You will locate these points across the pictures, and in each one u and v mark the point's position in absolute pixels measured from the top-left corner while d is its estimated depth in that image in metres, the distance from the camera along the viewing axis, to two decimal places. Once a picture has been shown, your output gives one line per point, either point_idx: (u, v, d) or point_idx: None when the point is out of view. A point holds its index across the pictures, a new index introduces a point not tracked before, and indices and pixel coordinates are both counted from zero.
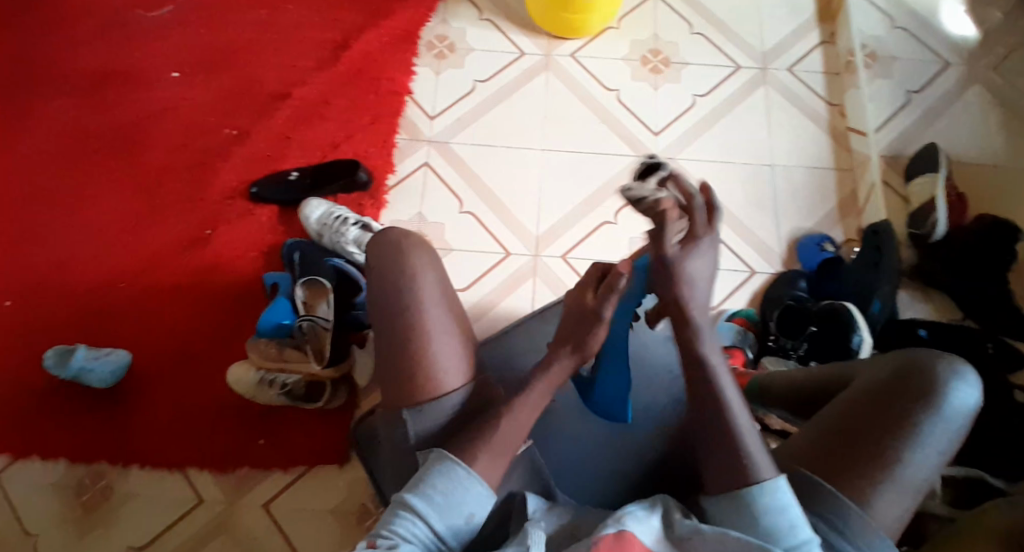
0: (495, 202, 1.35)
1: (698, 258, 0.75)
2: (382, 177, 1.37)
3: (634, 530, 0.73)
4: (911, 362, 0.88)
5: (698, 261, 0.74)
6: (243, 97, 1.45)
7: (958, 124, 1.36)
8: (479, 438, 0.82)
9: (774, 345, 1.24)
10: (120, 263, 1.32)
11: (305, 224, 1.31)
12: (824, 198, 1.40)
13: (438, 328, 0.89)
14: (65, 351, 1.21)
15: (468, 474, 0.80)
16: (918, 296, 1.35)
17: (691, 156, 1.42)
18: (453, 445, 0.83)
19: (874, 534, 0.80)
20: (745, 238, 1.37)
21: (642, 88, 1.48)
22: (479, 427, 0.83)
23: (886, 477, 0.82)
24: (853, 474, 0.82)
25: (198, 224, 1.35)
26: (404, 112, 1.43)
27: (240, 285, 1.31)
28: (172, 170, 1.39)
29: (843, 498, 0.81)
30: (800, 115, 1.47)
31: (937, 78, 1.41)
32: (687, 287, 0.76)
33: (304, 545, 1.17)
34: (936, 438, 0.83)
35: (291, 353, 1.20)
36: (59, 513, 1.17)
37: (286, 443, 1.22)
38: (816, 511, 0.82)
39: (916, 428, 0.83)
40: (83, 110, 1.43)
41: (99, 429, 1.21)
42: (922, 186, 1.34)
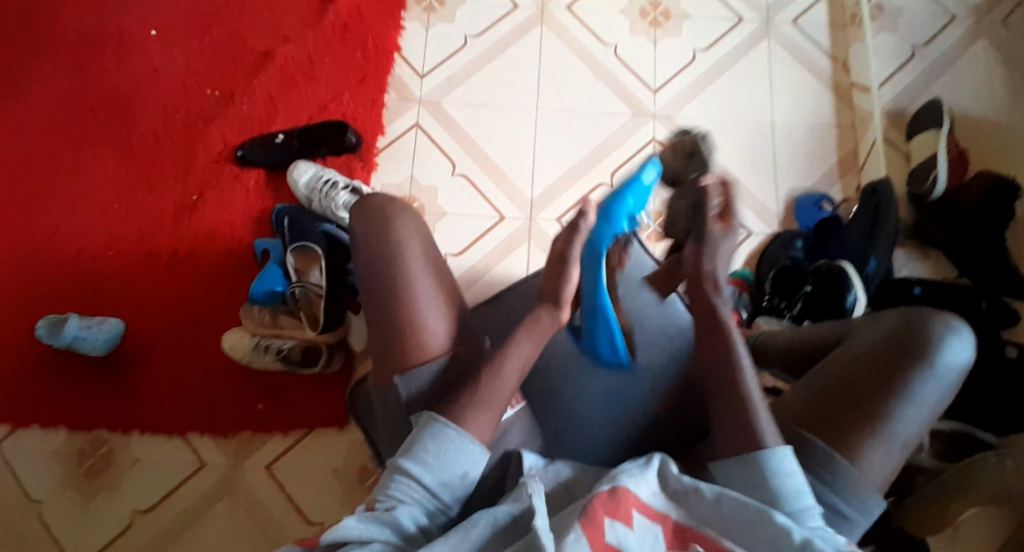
0: (488, 164, 1.34)
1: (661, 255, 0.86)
2: (372, 139, 1.36)
3: (629, 485, 0.73)
4: (906, 319, 0.87)
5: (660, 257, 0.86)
6: (227, 57, 1.41)
7: (958, 83, 1.39)
8: (470, 397, 0.80)
9: (769, 305, 1.25)
10: (110, 231, 1.31)
11: (294, 189, 1.30)
12: (824, 155, 1.37)
13: (424, 294, 0.88)
14: (57, 320, 1.23)
15: (459, 434, 0.78)
16: (915, 256, 1.33)
17: (689, 115, 1.39)
18: (442, 406, 0.80)
19: (862, 486, 0.80)
20: (742, 197, 1.35)
21: (640, 43, 1.44)
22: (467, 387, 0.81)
23: (875, 431, 0.81)
24: (843, 428, 0.82)
25: (188, 190, 1.34)
26: (393, 71, 1.41)
27: (230, 251, 1.30)
28: (159, 135, 1.37)
29: (832, 450, 0.81)
30: (802, 70, 1.43)
31: (939, 37, 1.43)
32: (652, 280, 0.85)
33: (308, 505, 1.18)
34: (927, 394, 0.82)
35: (285, 320, 1.22)
36: (61, 480, 1.19)
37: (284, 408, 1.22)
38: (804, 463, 0.81)
39: (908, 383, 0.82)
40: (65, 75, 1.41)
41: (95, 397, 1.22)
42: (923, 143, 1.32)
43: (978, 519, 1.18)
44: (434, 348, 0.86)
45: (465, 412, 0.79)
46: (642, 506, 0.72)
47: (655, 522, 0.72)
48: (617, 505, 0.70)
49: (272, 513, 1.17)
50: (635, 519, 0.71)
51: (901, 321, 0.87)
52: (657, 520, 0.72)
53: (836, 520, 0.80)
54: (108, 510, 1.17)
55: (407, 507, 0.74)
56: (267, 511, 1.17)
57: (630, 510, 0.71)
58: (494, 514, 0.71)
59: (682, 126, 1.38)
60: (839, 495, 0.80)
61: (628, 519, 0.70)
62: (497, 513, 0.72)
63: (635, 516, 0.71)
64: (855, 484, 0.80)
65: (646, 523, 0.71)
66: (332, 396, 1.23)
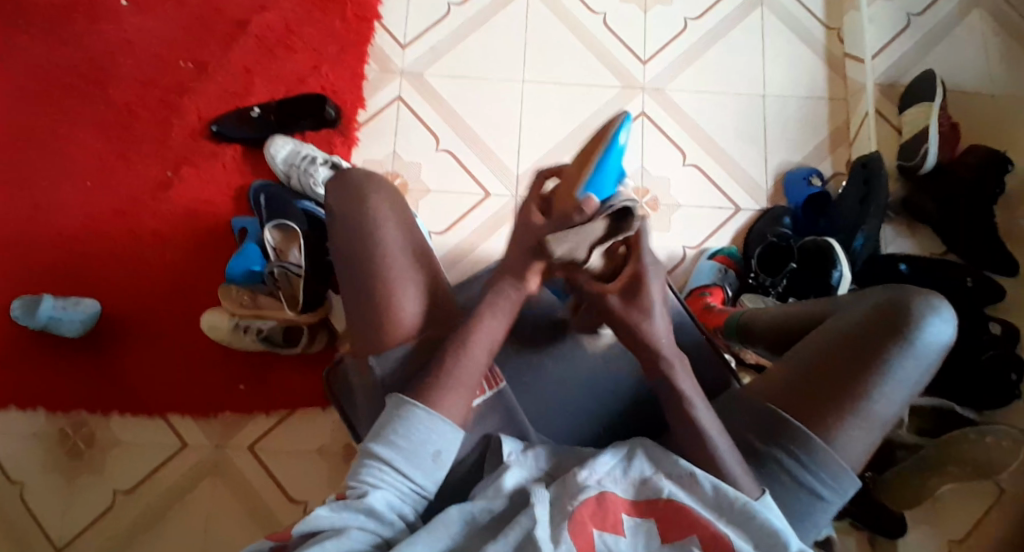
0: (472, 139, 1.31)
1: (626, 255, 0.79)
2: (352, 112, 1.32)
3: (614, 490, 0.74)
4: (889, 296, 0.84)
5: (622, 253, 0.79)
6: (201, 25, 1.36)
7: (953, 54, 1.36)
8: (440, 374, 0.78)
9: (754, 282, 1.24)
10: (83, 207, 1.28)
11: (272, 164, 1.27)
12: (815, 129, 1.35)
13: (402, 273, 0.86)
14: (33, 301, 1.19)
15: (427, 413, 0.76)
16: (903, 230, 1.30)
17: (679, 87, 1.36)
18: (409, 386, 0.79)
19: (836, 467, 0.80)
20: (731, 172, 1.32)
21: (630, 11, 1.39)
22: (436, 363, 0.79)
23: (853, 412, 0.80)
24: (820, 409, 0.81)
25: (162, 165, 1.30)
26: (374, 40, 1.36)
27: (208, 229, 1.27)
28: (131, 108, 1.32)
29: (808, 433, 0.80)
30: (795, 39, 1.39)
31: (935, 6, 1.40)
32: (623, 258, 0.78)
33: (292, 485, 1.18)
34: (907, 373, 0.81)
35: (265, 300, 1.20)
36: (42, 461, 1.18)
37: (266, 389, 1.21)
38: (780, 445, 0.81)
39: (888, 363, 0.80)
40: (31, 44, 1.35)
41: (73, 378, 1.20)
42: (915, 116, 1.29)
43: (956, 492, 1.19)
44: (411, 328, 0.85)
45: (436, 392, 0.77)
46: (631, 508, 0.73)
47: (647, 517, 0.72)
48: (604, 515, 0.71)
49: (258, 492, 1.17)
50: (624, 523, 0.71)
51: (882, 298, 0.84)
52: (648, 514, 0.73)
53: (811, 500, 0.81)
54: (89, 491, 1.16)
55: (380, 492, 0.73)
56: (252, 491, 1.17)
57: (618, 515, 0.72)
58: (475, 511, 0.73)
59: (672, 99, 1.35)
60: (815, 476, 0.80)
61: (617, 524, 0.71)
62: (478, 508, 0.73)
63: (625, 520, 0.72)
64: (830, 465, 0.80)
65: (637, 522, 0.72)
66: (315, 376, 1.22)
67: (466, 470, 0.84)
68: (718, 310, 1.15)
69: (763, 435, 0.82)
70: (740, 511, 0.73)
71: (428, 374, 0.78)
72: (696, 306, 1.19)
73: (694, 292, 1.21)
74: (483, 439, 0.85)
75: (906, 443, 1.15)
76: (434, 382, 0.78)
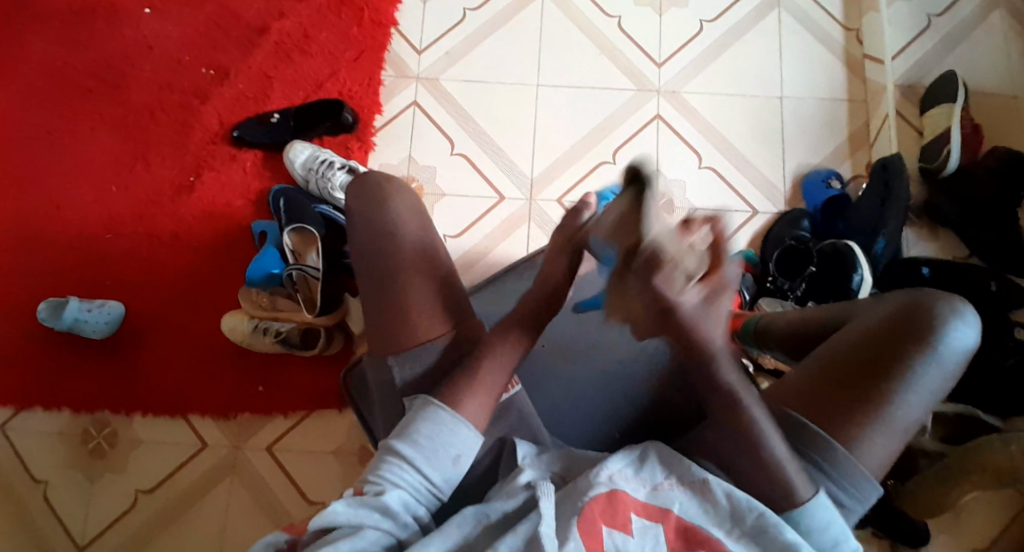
0: (488, 143, 1.32)
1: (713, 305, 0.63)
2: (369, 117, 1.34)
3: (626, 488, 0.74)
4: (911, 301, 0.82)
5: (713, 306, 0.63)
6: (221, 32, 1.39)
7: (975, 54, 1.34)
8: (463, 381, 0.79)
9: (772, 286, 1.21)
10: (107, 211, 1.30)
11: (291, 169, 1.28)
12: (833, 131, 1.33)
13: (420, 274, 0.86)
14: (59, 303, 1.22)
15: (452, 417, 0.76)
16: (924, 234, 1.28)
17: (694, 90, 1.35)
18: (438, 388, 0.79)
19: (859, 475, 0.78)
20: (748, 175, 1.31)
21: (645, 14, 1.39)
22: (460, 372, 0.80)
23: (874, 419, 0.79)
24: (840, 416, 0.79)
25: (184, 170, 1.32)
26: (390, 46, 1.38)
27: (228, 233, 1.29)
28: (154, 114, 1.35)
29: (829, 440, 0.79)
30: (812, 41, 1.38)
31: (956, 6, 1.38)
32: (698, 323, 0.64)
33: (308, 486, 1.19)
34: (929, 380, 0.79)
35: (284, 302, 1.22)
36: (67, 460, 1.20)
37: (283, 391, 1.22)
38: (799, 451, 0.79)
39: (910, 370, 0.79)
40: (59, 52, 1.38)
41: (97, 379, 1.23)
42: (937, 116, 1.27)
43: (980, 499, 1.17)
44: (428, 327, 0.84)
45: (459, 394, 0.78)
46: (641, 508, 0.73)
47: (655, 521, 0.72)
48: (614, 512, 0.71)
49: (276, 493, 1.18)
50: (634, 522, 0.71)
51: (904, 303, 0.83)
52: (657, 518, 0.72)
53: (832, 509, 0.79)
54: (113, 489, 1.19)
55: (397, 491, 0.73)
56: (270, 492, 1.18)
57: (627, 515, 0.71)
58: (490, 511, 0.73)
59: (687, 102, 1.35)
60: (834, 483, 0.78)
61: (627, 524, 0.71)
62: (492, 509, 0.73)
63: (634, 520, 0.71)
64: (852, 472, 0.78)
65: (646, 524, 0.71)
66: (331, 376, 1.23)
67: (479, 475, 0.85)
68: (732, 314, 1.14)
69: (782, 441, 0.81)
70: (754, 524, 0.72)
71: (451, 379, 0.80)
72: None
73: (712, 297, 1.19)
74: (496, 444, 0.86)
75: (929, 451, 1.13)
76: (458, 385, 0.79)
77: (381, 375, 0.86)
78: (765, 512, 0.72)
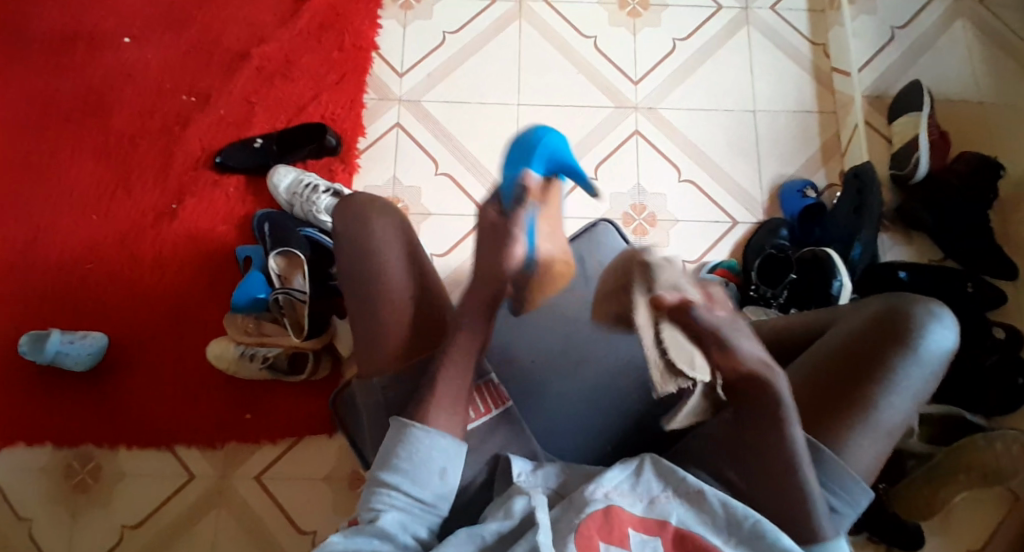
0: (471, 163, 1.34)
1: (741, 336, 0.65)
2: (352, 140, 1.35)
3: (622, 504, 0.74)
4: (890, 306, 0.84)
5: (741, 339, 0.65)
6: (203, 60, 1.39)
7: (938, 65, 1.39)
8: (428, 392, 0.78)
9: (755, 294, 1.22)
10: (87, 241, 1.29)
11: (275, 194, 1.29)
12: (806, 142, 1.37)
13: (403, 294, 0.85)
14: (40, 335, 1.20)
15: (426, 431, 0.76)
16: (899, 238, 1.31)
17: (671, 105, 1.38)
18: (408, 407, 0.79)
19: (848, 477, 0.79)
20: (726, 185, 1.34)
21: (620, 33, 1.43)
22: (428, 380, 0.79)
23: (860, 422, 0.80)
24: (826, 422, 0.81)
25: (165, 198, 1.32)
26: (372, 70, 1.40)
27: (213, 259, 1.28)
28: (135, 142, 1.35)
29: (818, 445, 0.80)
30: (781, 56, 1.42)
31: (917, 19, 1.43)
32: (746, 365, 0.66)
33: (299, 513, 1.17)
34: (912, 382, 0.81)
35: (270, 327, 1.21)
36: (48, 498, 1.17)
37: (272, 417, 1.21)
38: None
39: (892, 372, 0.80)
40: (37, 83, 1.38)
41: (79, 411, 1.20)
42: (905, 125, 1.32)
43: (968, 501, 1.18)
44: (411, 346, 0.85)
45: (434, 412, 0.77)
46: (638, 522, 0.72)
47: (653, 535, 0.71)
48: (610, 528, 0.71)
49: (267, 525, 1.16)
50: (631, 537, 0.71)
51: (884, 307, 0.85)
52: (655, 532, 0.72)
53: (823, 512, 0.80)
54: (97, 526, 1.16)
55: (390, 514, 0.73)
56: (260, 522, 1.16)
57: (625, 529, 0.71)
58: (484, 532, 0.72)
59: (665, 117, 1.38)
60: (825, 486, 0.79)
61: (624, 539, 0.70)
62: (486, 531, 0.72)
63: (631, 535, 0.71)
64: (841, 476, 0.79)
65: (643, 537, 0.71)
66: (319, 401, 1.21)
67: (475, 491, 0.84)
68: None
69: None
70: (750, 531, 0.72)
71: (419, 391, 0.79)
72: None
73: None
74: (490, 462, 0.85)
75: (917, 452, 1.13)
76: (427, 397, 0.78)
77: (368, 395, 0.86)
78: (761, 520, 0.72)
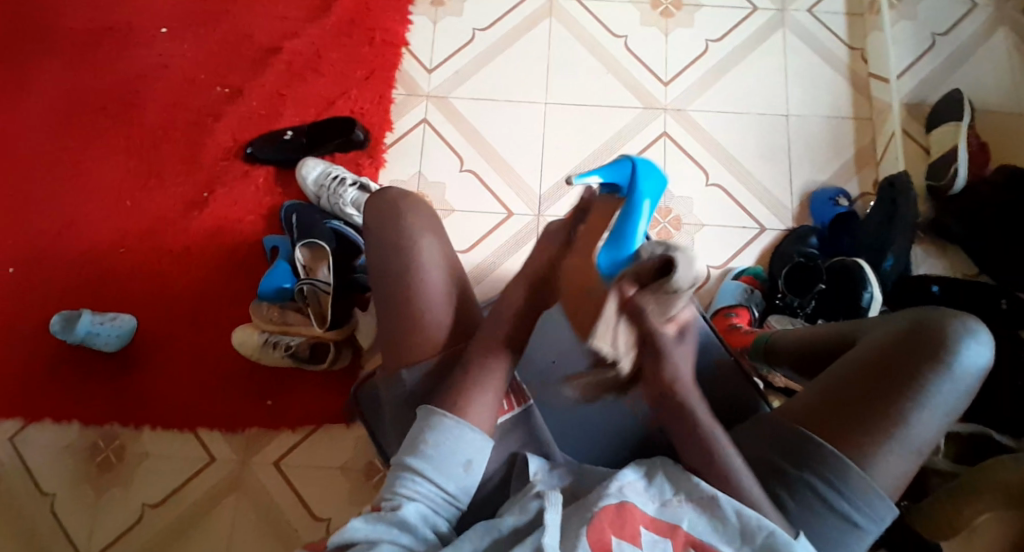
0: (496, 160, 1.34)
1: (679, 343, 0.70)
2: (380, 135, 1.36)
3: (635, 502, 0.73)
4: (920, 320, 0.82)
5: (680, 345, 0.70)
6: (237, 53, 1.42)
7: (979, 74, 1.35)
8: (467, 387, 0.79)
9: (781, 303, 1.22)
10: (121, 227, 1.32)
11: (303, 186, 1.30)
12: (839, 150, 1.34)
13: (433, 290, 0.86)
14: (71, 316, 1.23)
15: (457, 423, 0.77)
16: (934, 252, 1.28)
17: (700, 108, 1.37)
18: (441, 395, 0.79)
19: (872, 492, 0.78)
20: (756, 192, 1.32)
21: (650, 34, 1.41)
22: (467, 370, 0.80)
23: (887, 437, 0.78)
24: (852, 436, 0.79)
25: (197, 186, 1.34)
26: (402, 65, 1.41)
27: (240, 249, 1.31)
28: (169, 131, 1.38)
29: (842, 459, 0.78)
30: (816, 60, 1.40)
31: (960, 25, 1.39)
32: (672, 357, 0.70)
33: (315, 501, 1.19)
34: (941, 399, 0.79)
35: (294, 316, 1.22)
36: (76, 474, 1.21)
37: (293, 406, 1.23)
38: (813, 469, 0.79)
39: (921, 388, 0.78)
40: (77, 72, 1.42)
41: (107, 392, 1.24)
42: (943, 134, 1.28)
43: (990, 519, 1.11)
44: (442, 342, 0.84)
45: (464, 403, 0.78)
46: (649, 521, 0.72)
47: (664, 536, 0.71)
48: (622, 524, 0.71)
49: (285, 511, 1.18)
50: (642, 536, 0.71)
51: (914, 321, 0.83)
52: (666, 533, 0.72)
53: (846, 528, 0.79)
54: (119, 504, 1.19)
55: (413, 504, 0.74)
56: (278, 507, 1.18)
57: (637, 527, 0.71)
58: (500, 525, 0.73)
59: (693, 120, 1.36)
60: (847, 501, 0.78)
61: (636, 536, 0.71)
62: (503, 523, 0.73)
63: (643, 533, 0.71)
64: (865, 491, 0.78)
65: (655, 537, 0.71)
66: (338, 390, 1.23)
67: (492, 487, 0.84)
68: (743, 331, 1.14)
69: (792, 460, 0.81)
70: (763, 544, 0.71)
71: (456, 380, 0.80)
72: (720, 326, 1.18)
73: (719, 312, 1.20)
74: (508, 461, 0.85)
75: (942, 470, 1.10)
76: (463, 394, 0.79)
77: (391, 386, 0.85)
78: (775, 531, 0.71)
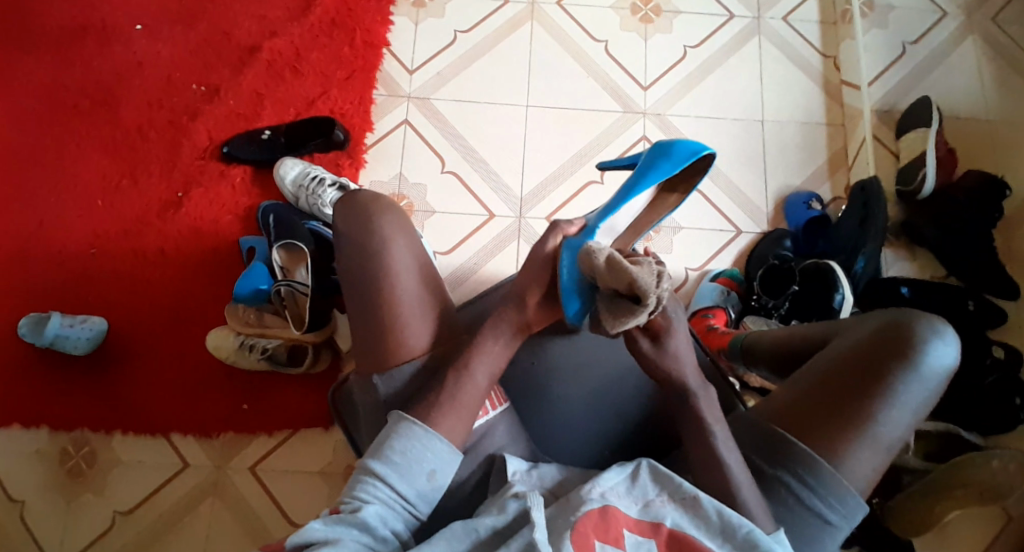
0: (477, 162, 1.34)
1: (675, 336, 0.79)
2: (360, 136, 1.35)
3: (618, 505, 0.73)
4: (890, 322, 0.83)
5: (676, 339, 0.79)
6: (214, 51, 1.40)
7: (947, 83, 1.39)
8: (442, 395, 0.78)
9: (757, 304, 1.23)
10: (91, 228, 1.29)
11: (280, 186, 1.29)
12: (813, 154, 1.37)
13: (411, 299, 0.84)
14: (40, 319, 1.20)
15: (424, 431, 0.76)
16: (902, 254, 1.31)
17: (679, 113, 1.39)
18: (412, 406, 0.79)
19: (845, 491, 0.79)
20: (732, 195, 1.35)
21: (631, 39, 1.43)
22: (443, 385, 0.79)
23: (859, 437, 0.79)
24: (825, 437, 0.79)
25: (172, 186, 1.32)
26: (382, 66, 1.40)
27: (216, 250, 1.28)
28: (143, 130, 1.35)
29: (816, 459, 0.79)
30: (791, 67, 1.42)
31: (929, 34, 1.43)
32: (672, 363, 0.79)
33: (291, 505, 1.17)
34: (910, 397, 0.80)
35: (271, 318, 1.20)
36: (44, 481, 1.17)
37: (269, 410, 1.20)
38: (787, 467, 0.80)
39: (891, 387, 0.79)
40: (49, 68, 1.38)
41: (77, 397, 1.21)
42: (913, 141, 1.32)
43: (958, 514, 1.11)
44: (419, 348, 0.84)
45: (435, 412, 0.77)
46: (633, 524, 0.72)
47: (648, 537, 0.71)
48: (607, 527, 0.70)
49: (260, 516, 1.16)
50: (626, 538, 0.70)
51: (884, 322, 0.84)
52: (650, 533, 0.71)
53: (820, 525, 0.80)
54: (90, 511, 1.16)
55: (372, 506, 0.72)
56: (253, 514, 1.16)
57: (621, 530, 0.71)
58: (479, 527, 0.71)
59: (672, 125, 1.38)
60: (822, 500, 0.79)
61: (619, 539, 0.70)
62: (482, 525, 0.71)
63: (627, 535, 0.71)
64: (838, 489, 0.79)
65: (638, 539, 0.71)
66: (316, 395, 1.21)
67: (467, 492, 0.82)
68: (720, 332, 1.15)
69: (767, 459, 0.82)
70: (744, 539, 0.72)
71: (432, 394, 0.79)
72: (698, 328, 1.19)
73: (697, 314, 1.21)
74: (485, 461, 0.84)
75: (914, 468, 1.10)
76: (436, 402, 0.78)
77: (367, 392, 0.85)
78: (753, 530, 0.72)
